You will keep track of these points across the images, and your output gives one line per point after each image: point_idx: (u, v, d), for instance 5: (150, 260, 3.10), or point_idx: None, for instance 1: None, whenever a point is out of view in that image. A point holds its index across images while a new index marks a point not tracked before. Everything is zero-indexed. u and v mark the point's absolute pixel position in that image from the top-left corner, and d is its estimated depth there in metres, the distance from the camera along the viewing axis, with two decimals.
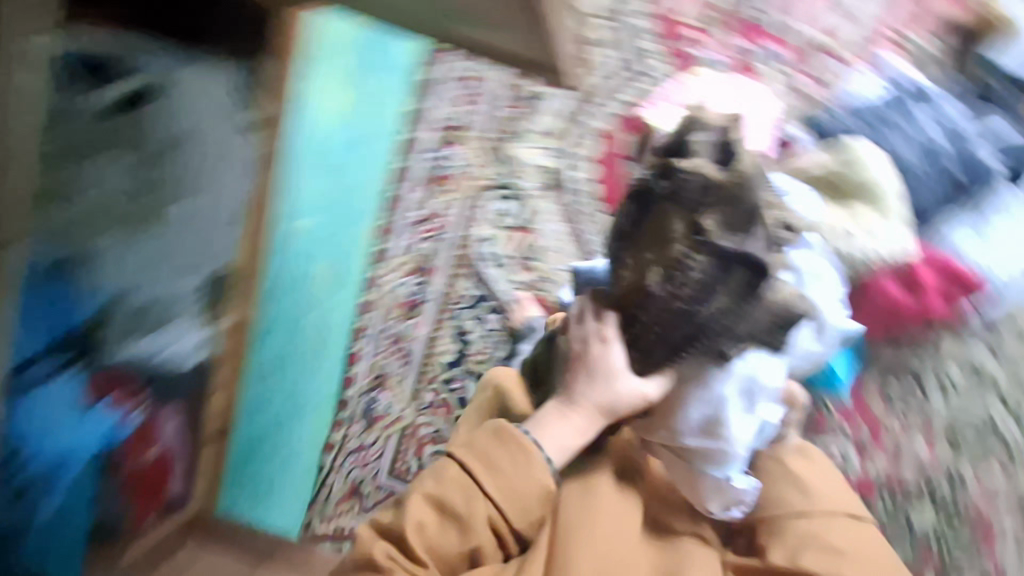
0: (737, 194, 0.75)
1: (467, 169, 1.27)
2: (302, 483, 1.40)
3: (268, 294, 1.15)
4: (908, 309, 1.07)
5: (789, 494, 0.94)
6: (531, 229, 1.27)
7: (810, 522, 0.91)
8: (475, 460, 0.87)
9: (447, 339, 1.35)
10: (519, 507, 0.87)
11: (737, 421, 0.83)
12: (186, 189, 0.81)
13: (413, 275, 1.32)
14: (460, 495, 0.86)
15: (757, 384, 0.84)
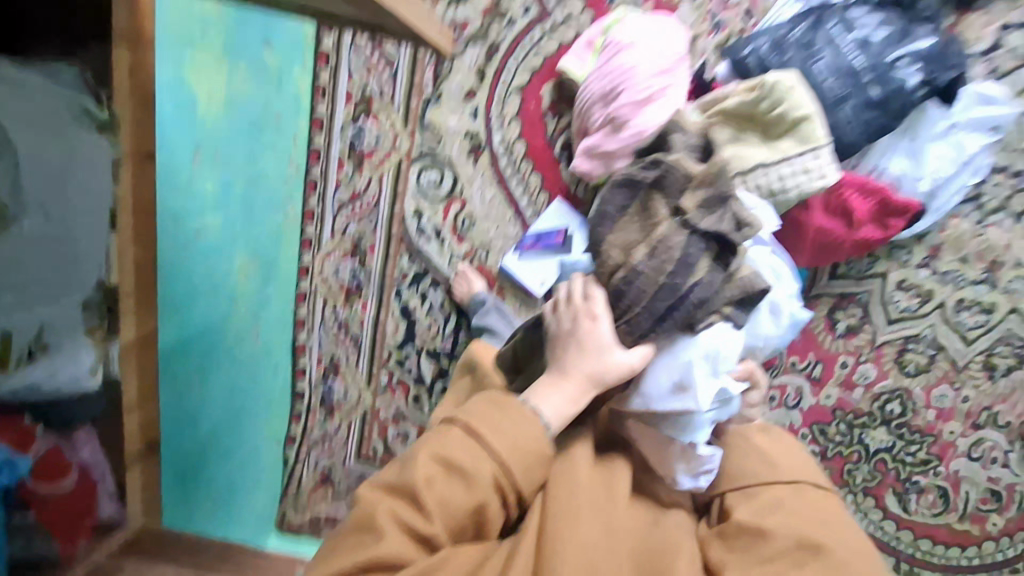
0: (715, 179, 0.77)
1: (387, 143, 1.21)
2: (271, 479, 1.39)
3: (187, 318, 0.95)
4: (844, 247, 0.98)
5: (756, 462, 0.83)
6: (465, 199, 1.23)
7: (776, 495, 0.78)
8: (472, 421, 0.75)
9: (393, 320, 1.32)
10: (525, 467, 0.75)
11: (702, 381, 0.75)
12: (25, 197, 0.60)
13: (348, 259, 1.28)
14: (465, 449, 0.73)
15: (723, 348, 0.77)
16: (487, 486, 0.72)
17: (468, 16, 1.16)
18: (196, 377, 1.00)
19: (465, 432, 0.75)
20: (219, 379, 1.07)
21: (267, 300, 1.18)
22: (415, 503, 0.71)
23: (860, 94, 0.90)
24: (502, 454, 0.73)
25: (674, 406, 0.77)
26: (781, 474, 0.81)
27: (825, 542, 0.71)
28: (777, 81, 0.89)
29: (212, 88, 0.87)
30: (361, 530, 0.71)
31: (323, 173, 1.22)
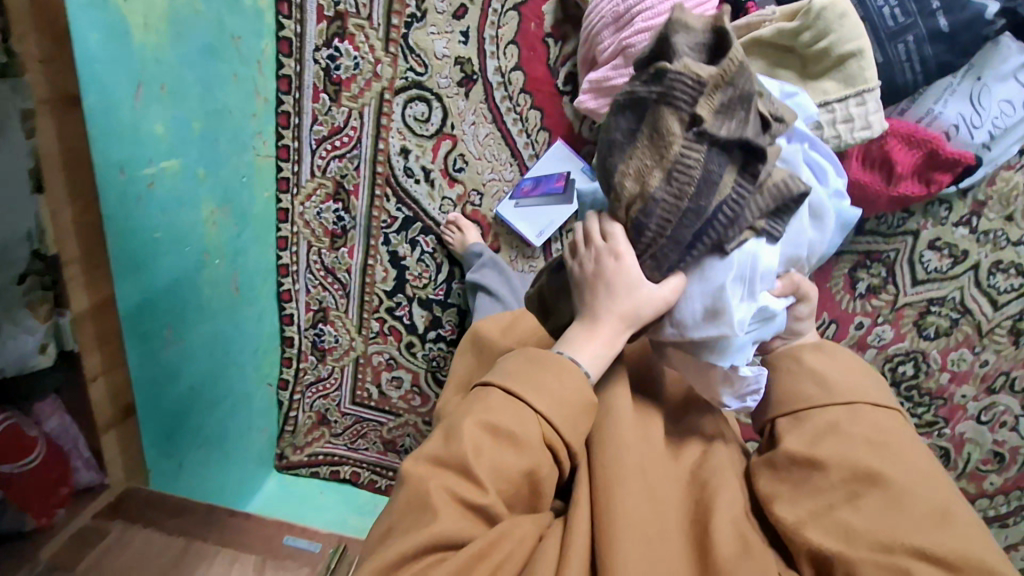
0: (736, 73, 0.53)
1: (367, 71, 1.07)
2: (267, 421, 1.39)
3: (153, 270, 0.87)
4: (880, 201, 0.86)
5: (803, 382, 0.66)
6: (456, 137, 1.10)
7: (834, 422, 0.62)
8: (506, 382, 0.63)
9: (382, 266, 1.24)
10: (570, 420, 0.62)
11: (740, 306, 0.60)
12: None
13: (331, 201, 1.18)
14: (512, 415, 0.60)
15: (762, 263, 0.60)
16: (538, 448, 0.60)
17: None
18: (171, 335, 0.95)
19: (503, 395, 0.62)
20: (197, 333, 1.02)
21: (243, 246, 1.09)
22: (466, 476, 0.58)
23: (922, 24, 0.75)
24: (548, 413, 0.61)
25: (712, 333, 0.62)
26: (835, 393, 0.64)
27: (885, 471, 0.56)
28: (825, 6, 0.74)
29: (149, 13, 0.74)
30: (413, 511, 0.57)
31: (296, 104, 1.09)
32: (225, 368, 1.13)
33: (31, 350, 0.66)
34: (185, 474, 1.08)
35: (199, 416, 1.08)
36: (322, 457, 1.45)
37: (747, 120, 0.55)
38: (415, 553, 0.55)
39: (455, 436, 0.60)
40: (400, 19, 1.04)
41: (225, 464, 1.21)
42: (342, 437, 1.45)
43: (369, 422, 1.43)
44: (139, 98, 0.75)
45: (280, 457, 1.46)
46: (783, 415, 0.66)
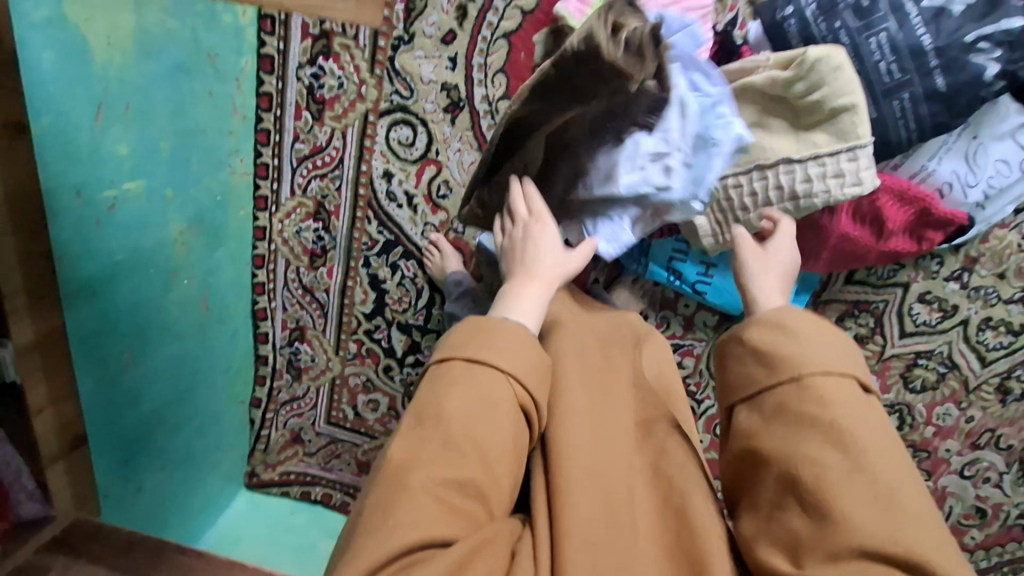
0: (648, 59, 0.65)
1: (351, 91, 1.04)
2: (238, 439, 1.35)
3: (111, 294, 0.83)
4: (869, 254, 0.83)
5: (749, 362, 0.59)
6: (440, 163, 1.08)
7: (782, 400, 0.54)
8: (465, 353, 0.57)
9: (362, 287, 1.21)
10: (540, 380, 0.59)
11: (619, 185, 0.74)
12: None
13: (311, 220, 1.15)
14: (484, 380, 0.55)
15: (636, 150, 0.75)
16: (514, 412, 0.55)
17: None
18: (131, 356, 0.91)
19: (465, 365, 0.56)
20: (161, 354, 0.98)
21: (216, 264, 1.06)
22: (451, 451, 0.52)
23: (919, 82, 0.72)
24: (519, 375, 0.57)
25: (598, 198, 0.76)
26: (782, 368, 0.55)
27: (816, 459, 0.49)
28: (818, 59, 0.72)
29: (113, 34, 0.71)
30: (390, 496, 0.50)
31: (277, 121, 1.06)
32: (191, 386, 1.09)
33: None
34: (144, 498, 1.04)
35: (163, 437, 1.05)
36: (293, 476, 1.41)
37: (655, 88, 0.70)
38: (392, 556, 0.46)
39: (428, 416, 0.53)
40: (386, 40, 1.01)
41: (189, 485, 1.17)
42: (316, 457, 1.42)
43: (344, 443, 1.40)
44: (95, 119, 0.72)
45: (251, 476, 1.43)
46: (738, 401, 0.59)
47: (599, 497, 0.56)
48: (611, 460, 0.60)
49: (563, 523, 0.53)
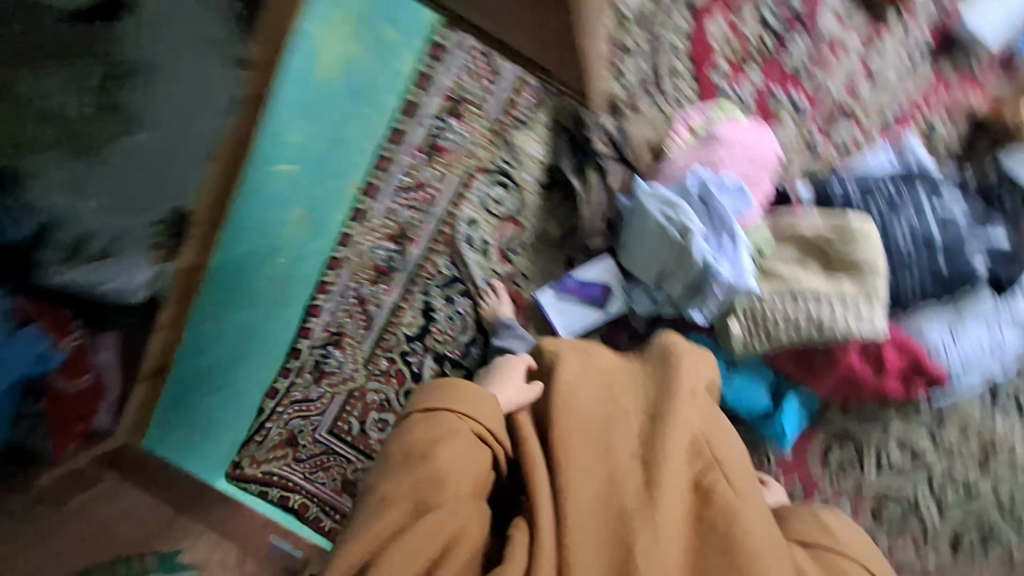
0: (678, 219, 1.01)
1: (465, 146, 1.22)
2: (240, 424, 1.37)
3: (232, 250, 0.94)
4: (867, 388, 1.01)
5: (815, 528, 0.80)
6: (521, 224, 1.24)
7: (812, 553, 0.78)
8: (426, 401, 0.84)
9: (414, 310, 1.32)
10: (489, 418, 0.83)
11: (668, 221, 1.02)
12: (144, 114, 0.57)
13: (389, 241, 1.29)
14: (443, 420, 0.81)
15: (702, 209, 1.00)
16: (473, 441, 0.81)
17: None
18: (210, 318, 1.00)
19: (425, 412, 0.82)
20: (235, 317, 1.06)
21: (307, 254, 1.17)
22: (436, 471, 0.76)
23: (927, 265, 0.95)
24: (470, 414, 0.82)
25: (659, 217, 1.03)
26: (842, 545, 0.77)
27: None
28: (858, 226, 0.94)
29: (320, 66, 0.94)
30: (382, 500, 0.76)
31: (396, 152, 1.22)
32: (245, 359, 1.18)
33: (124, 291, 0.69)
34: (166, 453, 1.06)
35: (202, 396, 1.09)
36: (276, 479, 1.42)
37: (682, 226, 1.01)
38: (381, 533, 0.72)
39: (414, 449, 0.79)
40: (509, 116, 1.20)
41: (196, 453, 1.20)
42: (304, 465, 1.42)
43: (337, 457, 1.42)
44: None
45: (236, 466, 1.42)
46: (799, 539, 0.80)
47: (646, 527, 0.71)
48: (673, 515, 0.72)
49: (591, 544, 0.71)
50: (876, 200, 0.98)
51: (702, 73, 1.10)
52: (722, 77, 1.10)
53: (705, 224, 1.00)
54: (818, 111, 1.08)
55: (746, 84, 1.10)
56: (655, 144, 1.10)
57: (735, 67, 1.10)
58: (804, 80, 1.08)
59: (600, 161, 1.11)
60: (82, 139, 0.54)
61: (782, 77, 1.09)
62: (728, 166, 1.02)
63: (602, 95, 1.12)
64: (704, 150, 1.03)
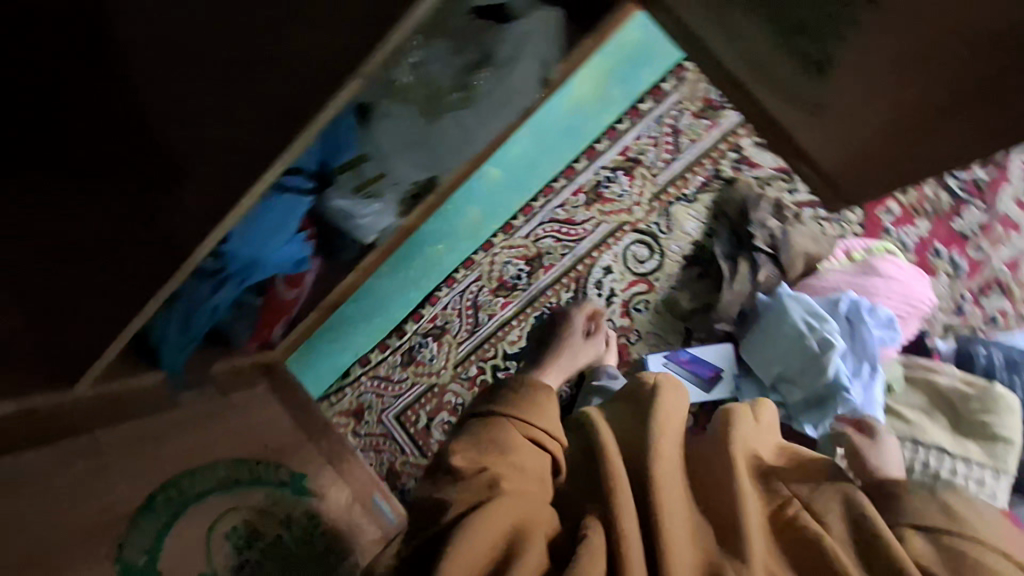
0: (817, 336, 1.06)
1: (627, 202, 1.29)
2: (317, 382, 1.34)
3: None
4: None
5: None
6: (653, 286, 1.30)
7: None
8: (477, 408, 0.69)
9: (523, 329, 1.35)
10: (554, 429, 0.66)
11: (809, 332, 1.07)
12: (479, 95, 0.64)
13: (522, 261, 1.33)
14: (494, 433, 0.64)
15: (847, 329, 1.05)
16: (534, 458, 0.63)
17: (764, 161, 1.24)
18: (387, 274, 1.32)
19: (480, 422, 0.66)
20: None
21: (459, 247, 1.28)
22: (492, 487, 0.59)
23: None
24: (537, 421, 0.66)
25: (800, 326, 1.08)
26: None
27: None
28: (999, 395, 0.98)
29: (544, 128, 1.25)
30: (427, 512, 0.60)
31: (562, 186, 1.29)
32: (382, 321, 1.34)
33: (371, 226, 0.75)
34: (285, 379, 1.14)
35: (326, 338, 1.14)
36: None
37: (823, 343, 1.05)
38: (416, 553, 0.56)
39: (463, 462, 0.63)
40: (679, 188, 1.27)
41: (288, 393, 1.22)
42: (360, 441, 1.32)
43: (394, 444, 1.33)
44: None
45: None
46: None
47: None
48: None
49: None
50: (1016, 374, 1.01)
51: (870, 210, 1.18)
52: (888, 218, 1.17)
53: (845, 344, 1.04)
54: (972, 276, 1.14)
55: (910, 233, 1.16)
56: (812, 257, 1.15)
57: (905, 214, 1.17)
58: (968, 246, 1.15)
59: (755, 254, 1.17)
60: (427, 101, 0.62)
61: (946, 236, 1.15)
62: (878, 300, 1.08)
63: (770, 198, 1.21)
64: (857, 277, 1.10)
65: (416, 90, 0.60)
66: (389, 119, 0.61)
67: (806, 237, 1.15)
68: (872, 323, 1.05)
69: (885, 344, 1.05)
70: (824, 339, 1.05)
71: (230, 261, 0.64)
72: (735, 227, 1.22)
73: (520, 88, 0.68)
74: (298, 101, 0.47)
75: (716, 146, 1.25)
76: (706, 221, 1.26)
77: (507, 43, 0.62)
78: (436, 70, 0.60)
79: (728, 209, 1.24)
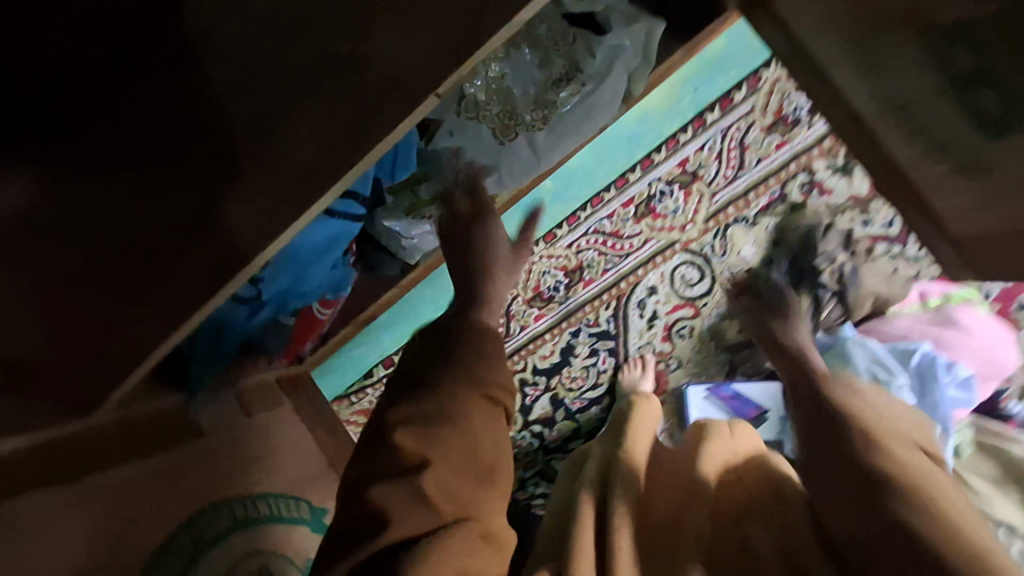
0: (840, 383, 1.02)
1: (680, 218, 1.18)
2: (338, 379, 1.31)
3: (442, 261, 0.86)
4: None
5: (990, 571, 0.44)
6: (698, 312, 1.23)
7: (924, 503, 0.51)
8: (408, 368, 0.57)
9: (557, 343, 1.29)
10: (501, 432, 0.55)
11: (870, 379, 0.98)
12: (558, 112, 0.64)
13: (561, 272, 1.25)
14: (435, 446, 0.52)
15: (916, 385, 0.98)
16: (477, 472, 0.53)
17: (839, 187, 1.11)
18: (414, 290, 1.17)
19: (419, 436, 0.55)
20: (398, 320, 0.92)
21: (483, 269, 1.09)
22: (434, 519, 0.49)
23: None
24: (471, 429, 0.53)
25: (863, 372, 1.00)
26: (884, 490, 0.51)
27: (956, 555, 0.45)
28: None
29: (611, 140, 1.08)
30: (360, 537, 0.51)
31: (610, 197, 1.16)
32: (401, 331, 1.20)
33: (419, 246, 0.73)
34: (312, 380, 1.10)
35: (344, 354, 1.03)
36: None
37: (886, 397, 0.97)
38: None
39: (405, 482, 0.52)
40: (741, 207, 1.16)
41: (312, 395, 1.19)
42: None
43: None
44: None
45: None
46: None
47: None
48: None
49: None
50: None
51: None
52: None
53: (915, 403, 0.96)
54: None
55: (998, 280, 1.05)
56: (882, 299, 1.07)
57: None
58: None
59: (818, 291, 1.07)
60: (506, 106, 0.62)
61: None
62: (954, 355, 1.00)
63: (839, 229, 1.10)
64: (930, 328, 1.03)
65: (496, 95, 0.61)
66: (456, 132, 0.63)
67: (876, 275, 1.07)
68: (941, 379, 0.96)
69: (956, 405, 0.97)
70: (887, 391, 0.97)
71: (268, 290, 0.63)
72: (801, 257, 1.12)
73: (601, 110, 0.65)
74: (364, 127, 0.42)
75: (785, 166, 1.13)
76: (765, 248, 1.16)
77: (594, 61, 0.61)
78: (519, 79, 0.61)
79: (793, 236, 1.13)
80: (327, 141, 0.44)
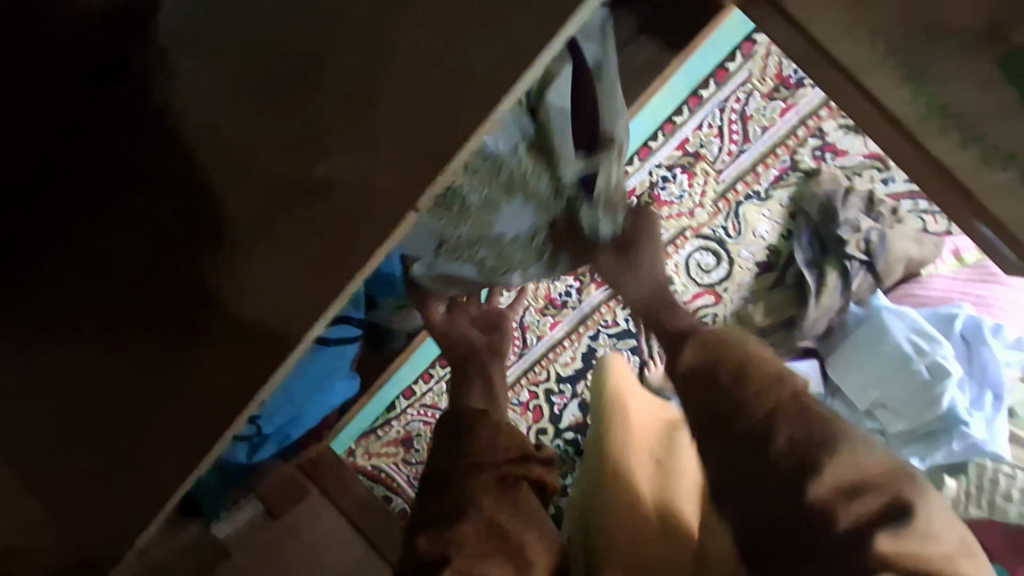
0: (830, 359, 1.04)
1: (686, 204, 1.07)
2: (364, 415, 1.33)
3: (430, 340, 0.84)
4: None
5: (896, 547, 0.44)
6: (721, 298, 1.13)
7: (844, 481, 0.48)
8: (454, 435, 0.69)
9: (575, 350, 1.25)
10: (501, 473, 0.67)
11: (911, 353, 0.94)
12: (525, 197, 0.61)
13: (571, 276, 1.18)
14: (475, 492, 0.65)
15: (960, 351, 0.93)
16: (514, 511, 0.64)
17: (853, 147, 1.03)
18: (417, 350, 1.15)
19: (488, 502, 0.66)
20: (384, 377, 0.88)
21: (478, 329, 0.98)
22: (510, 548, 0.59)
23: None
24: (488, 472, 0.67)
25: (903, 345, 0.95)
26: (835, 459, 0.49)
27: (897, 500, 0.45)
28: None
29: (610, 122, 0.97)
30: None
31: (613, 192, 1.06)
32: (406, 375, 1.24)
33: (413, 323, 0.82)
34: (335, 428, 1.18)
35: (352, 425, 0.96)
36: (383, 476, 1.39)
37: (935, 369, 0.92)
38: None
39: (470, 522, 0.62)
40: (751, 182, 1.07)
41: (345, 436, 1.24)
42: (414, 467, 1.38)
43: None
44: None
45: (348, 451, 1.40)
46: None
47: None
48: None
49: None
50: None
51: None
52: None
53: (964, 370, 0.92)
54: None
55: None
56: (915, 261, 1.01)
57: None
58: None
59: (846, 262, 1.02)
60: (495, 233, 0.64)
61: None
62: (1002, 311, 0.95)
63: (860, 191, 1.04)
64: (969, 283, 0.98)
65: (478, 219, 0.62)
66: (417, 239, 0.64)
67: (902, 237, 1.01)
68: (986, 344, 0.92)
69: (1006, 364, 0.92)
70: (935, 364, 0.92)
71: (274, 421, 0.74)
72: (818, 227, 1.05)
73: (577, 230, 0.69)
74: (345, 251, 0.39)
75: (793, 132, 1.03)
76: (783, 222, 1.08)
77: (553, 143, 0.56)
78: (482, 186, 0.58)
79: (811, 207, 1.05)
80: (323, 255, 0.41)
